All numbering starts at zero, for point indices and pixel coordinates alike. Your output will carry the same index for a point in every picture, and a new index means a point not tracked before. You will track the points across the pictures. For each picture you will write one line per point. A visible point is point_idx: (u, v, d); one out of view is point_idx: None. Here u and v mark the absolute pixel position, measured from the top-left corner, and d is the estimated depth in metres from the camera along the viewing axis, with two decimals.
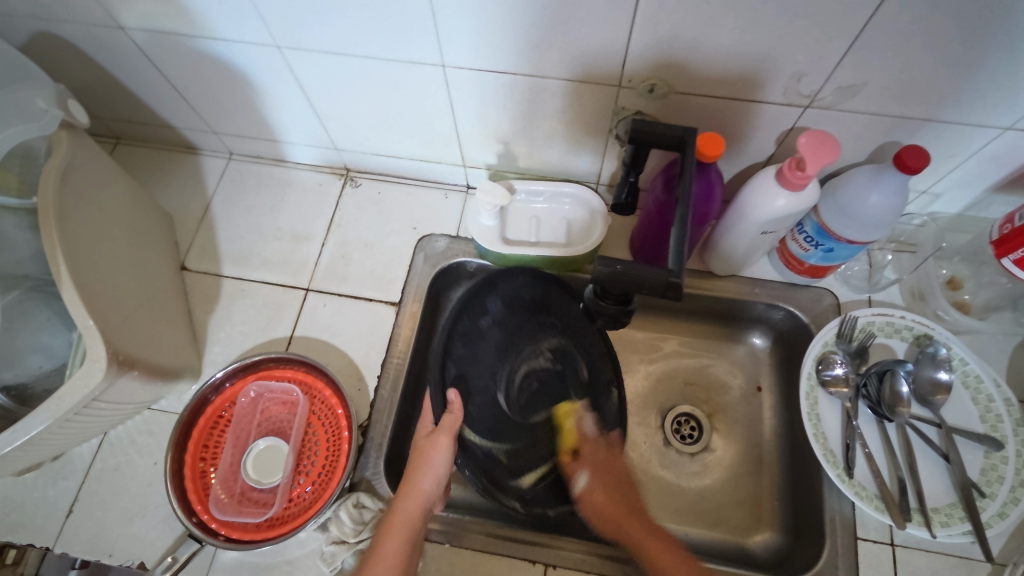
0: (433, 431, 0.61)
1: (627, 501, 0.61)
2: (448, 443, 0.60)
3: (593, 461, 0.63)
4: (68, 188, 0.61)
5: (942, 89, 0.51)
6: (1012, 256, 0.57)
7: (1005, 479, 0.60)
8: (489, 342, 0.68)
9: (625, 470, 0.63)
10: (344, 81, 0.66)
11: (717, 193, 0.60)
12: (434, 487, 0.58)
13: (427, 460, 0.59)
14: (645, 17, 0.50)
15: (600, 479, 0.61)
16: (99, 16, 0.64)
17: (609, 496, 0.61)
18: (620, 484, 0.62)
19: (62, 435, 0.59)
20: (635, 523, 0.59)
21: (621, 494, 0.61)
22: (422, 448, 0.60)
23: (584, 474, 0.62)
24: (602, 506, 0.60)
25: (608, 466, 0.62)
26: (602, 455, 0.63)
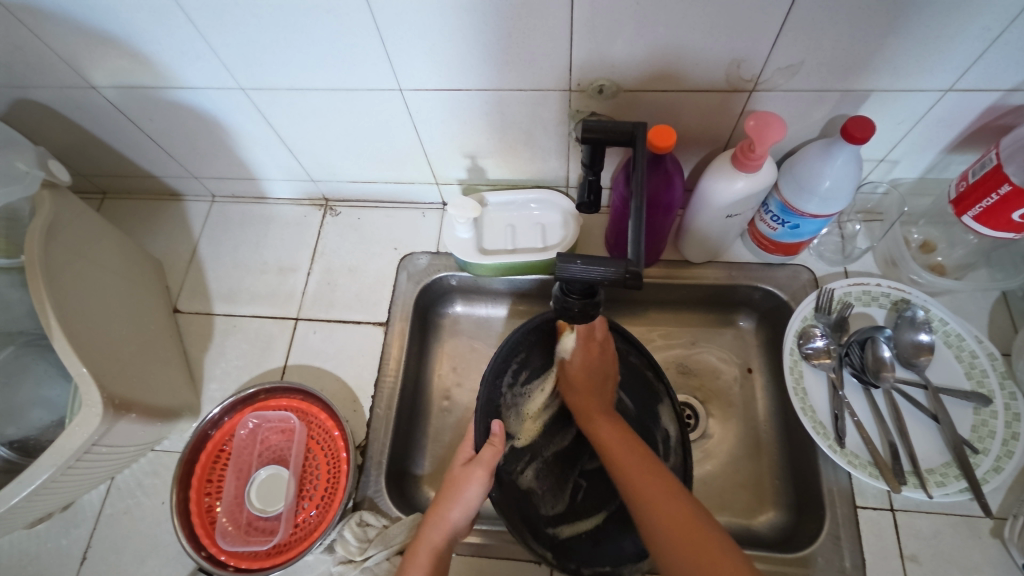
0: (469, 462, 0.61)
1: (599, 390, 0.64)
2: (482, 479, 0.59)
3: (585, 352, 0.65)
4: (55, 243, 0.64)
5: (877, 60, 0.53)
6: (971, 213, 0.59)
7: (996, 433, 0.60)
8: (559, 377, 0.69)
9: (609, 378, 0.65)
10: (310, 115, 0.69)
11: (677, 181, 0.62)
12: (462, 518, 0.58)
13: (464, 490, 0.59)
14: (582, 23, 0.52)
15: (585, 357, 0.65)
16: (70, 78, 0.67)
17: (584, 376, 0.65)
18: (599, 377, 0.64)
19: (68, 483, 0.61)
20: (594, 406, 0.63)
21: (596, 382, 0.64)
22: (458, 478, 0.60)
23: (570, 343, 0.65)
24: (580, 395, 0.64)
25: (598, 346, 0.65)
26: (591, 362, 0.65)
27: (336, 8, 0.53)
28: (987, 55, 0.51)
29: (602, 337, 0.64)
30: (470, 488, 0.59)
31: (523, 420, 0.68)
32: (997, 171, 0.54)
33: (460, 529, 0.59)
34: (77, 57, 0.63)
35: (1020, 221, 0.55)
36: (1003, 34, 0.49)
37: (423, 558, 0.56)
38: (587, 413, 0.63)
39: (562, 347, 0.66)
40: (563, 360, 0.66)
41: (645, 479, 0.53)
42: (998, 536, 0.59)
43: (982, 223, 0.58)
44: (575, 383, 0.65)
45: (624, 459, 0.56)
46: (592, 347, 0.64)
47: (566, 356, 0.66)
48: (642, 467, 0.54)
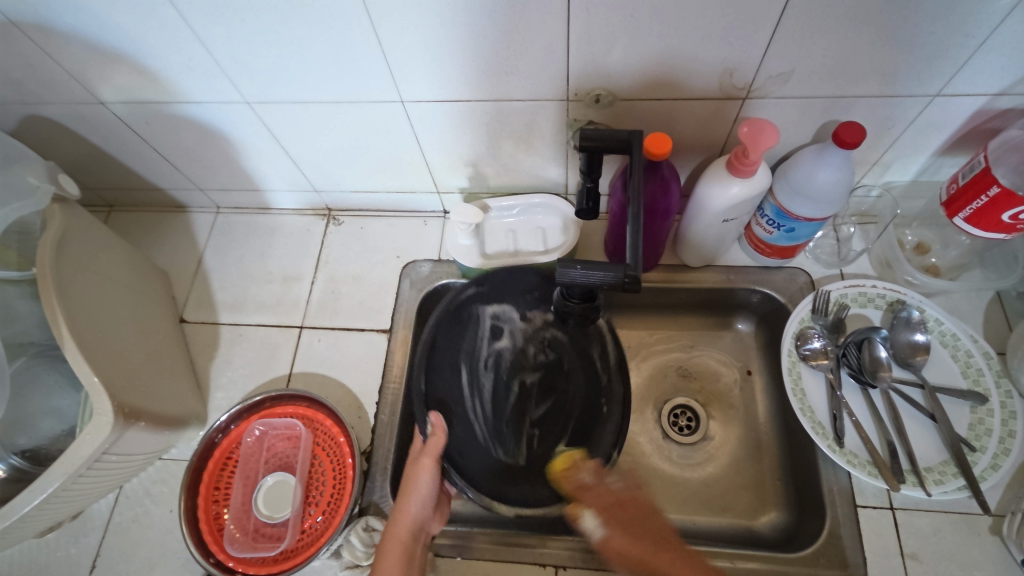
0: (418, 455, 0.63)
1: (634, 525, 0.57)
2: (430, 466, 0.61)
3: (594, 498, 0.58)
4: (67, 255, 0.65)
5: (866, 67, 0.54)
6: (962, 214, 0.60)
7: (993, 431, 0.61)
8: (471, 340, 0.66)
9: (647, 516, 0.58)
10: (314, 127, 0.71)
11: (673, 188, 0.63)
12: (420, 510, 0.60)
13: (415, 479, 0.60)
14: (578, 35, 0.54)
15: (611, 522, 0.56)
16: (79, 94, 0.68)
17: (625, 529, 0.56)
18: (630, 514, 0.57)
19: (79, 491, 0.62)
20: (645, 547, 0.54)
21: (642, 538, 0.55)
22: (410, 472, 0.62)
23: (597, 522, 0.56)
24: (633, 556, 0.54)
25: (620, 509, 0.58)
26: (607, 501, 0.58)
27: (339, 24, 0.54)
28: (973, 61, 0.53)
29: (603, 484, 0.59)
30: (419, 477, 0.60)
31: (609, 551, 0.56)
32: (986, 173, 0.56)
33: (424, 516, 0.61)
34: (87, 74, 0.65)
35: (1010, 222, 0.57)
36: (987, 41, 0.50)
37: (391, 551, 0.58)
38: (642, 564, 0.53)
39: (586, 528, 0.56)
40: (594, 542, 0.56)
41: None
42: (997, 533, 0.60)
43: (973, 224, 0.59)
44: (615, 553, 0.55)
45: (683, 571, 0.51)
46: (601, 495, 0.58)
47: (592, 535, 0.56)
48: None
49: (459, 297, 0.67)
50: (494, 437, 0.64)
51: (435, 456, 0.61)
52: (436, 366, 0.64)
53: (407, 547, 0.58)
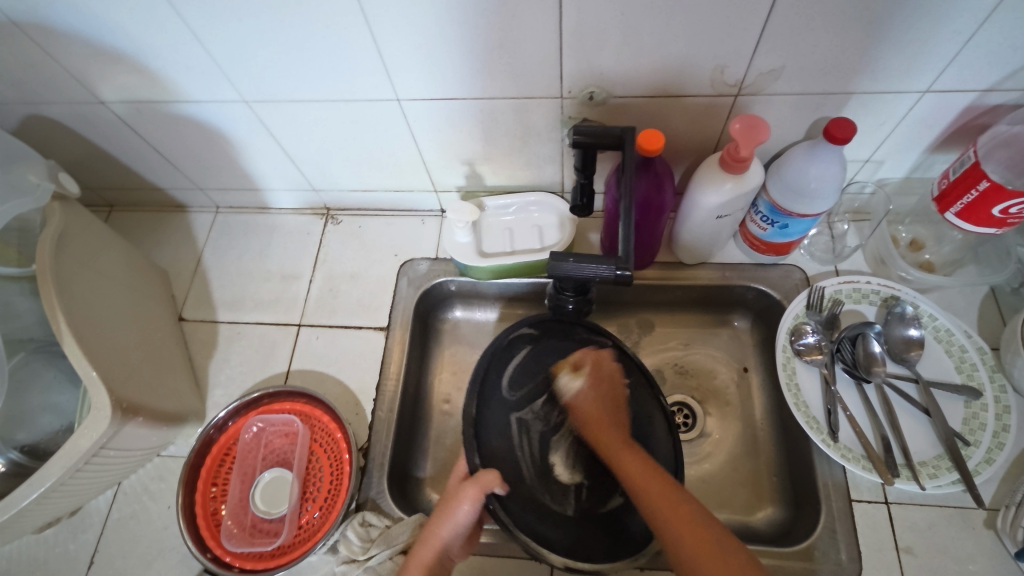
0: (462, 482, 0.60)
1: (616, 419, 0.62)
2: (475, 497, 0.58)
3: (597, 373, 0.65)
4: (66, 252, 0.66)
5: (855, 64, 0.55)
6: (953, 209, 0.60)
7: (986, 426, 0.61)
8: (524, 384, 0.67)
9: (619, 396, 0.64)
10: (312, 126, 0.71)
11: (667, 184, 0.64)
12: (453, 536, 0.58)
13: (454, 509, 0.58)
14: (570, 33, 0.54)
15: (593, 386, 0.65)
16: (80, 93, 0.69)
17: (597, 408, 0.63)
18: (612, 407, 0.63)
19: (77, 487, 0.63)
20: (612, 435, 0.60)
21: (608, 413, 0.62)
22: (450, 497, 0.59)
23: (574, 384, 0.65)
24: (597, 434, 0.61)
25: (608, 386, 0.65)
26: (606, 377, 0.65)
27: (335, 23, 0.55)
28: (960, 56, 0.53)
29: (610, 370, 0.65)
30: (461, 509, 0.58)
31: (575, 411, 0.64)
32: (976, 168, 0.56)
33: (456, 542, 0.59)
34: (87, 73, 0.66)
35: (1000, 217, 0.57)
36: (974, 36, 0.51)
37: (416, 569, 0.57)
38: (599, 441, 0.61)
39: (563, 384, 0.66)
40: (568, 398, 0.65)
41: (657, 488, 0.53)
42: (991, 527, 0.60)
43: (965, 219, 0.60)
44: (586, 421, 0.63)
45: (631, 464, 0.57)
46: (597, 380, 0.65)
47: (569, 394, 0.65)
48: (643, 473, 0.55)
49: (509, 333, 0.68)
50: (542, 482, 0.62)
51: (481, 492, 0.58)
52: (491, 397, 0.65)
53: (434, 570, 0.57)
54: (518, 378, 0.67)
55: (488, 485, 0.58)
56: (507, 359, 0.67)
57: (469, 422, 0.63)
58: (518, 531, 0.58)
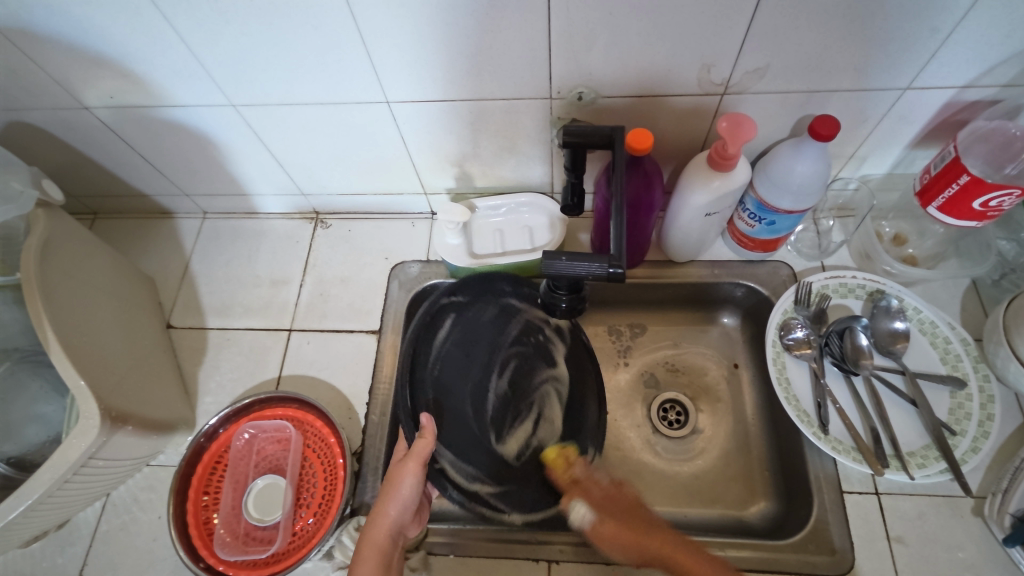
0: (402, 457, 0.60)
1: (626, 519, 0.59)
2: (417, 471, 0.58)
3: (599, 497, 0.62)
4: (52, 260, 0.65)
5: (838, 62, 0.56)
6: (934, 203, 0.62)
7: (972, 415, 0.62)
8: (453, 344, 0.69)
9: (629, 500, 0.62)
10: (300, 128, 0.71)
11: (656, 183, 0.65)
12: (400, 513, 0.57)
13: (398, 486, 0.57)
14: (559, 34, 0.55)
15: (597, 507, 0.60)
16: (63, 99, 0.68)
17: (614, 526, 0.59)
18: (626, 505, 0.61)
19: (65, 498, 0.61)
20: (614, 528, 0.59)
21: (627, 520, 0.59)
22: (393, 475, 0.59)
23: (585, 513, 0.60)
24: (626, 543, 0.57)
25: (609, 501, 0.61)
26: (601, 497, 0.62)
27: (325, 25, 0.55)
28: (940, 54, 0.54)
29: (597, 484, 0.64)
30: (403, 483, 0.57)
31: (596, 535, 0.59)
32: (956, 163, 0.58)
33: (405, 519, 0.58)
34: (71, 79, 0.65)
35: (980, 210, 0.58)
36: (952, 34, 0.52)
37: (370, 557, 0.54)
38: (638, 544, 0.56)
39: (575, 519, 0.61)
40: (585, 530, 0.60)
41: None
42: (979, 514, 0.61)
43: (946, 213, 0.61)
44: (609, 545, 0.58)
45: (694, 563, 0.52)
46: (600, 493, 0.62)
47: (582, 521, 0.61)
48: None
49: (436, 304, 0.70)
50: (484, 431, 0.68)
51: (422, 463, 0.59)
52: (428, 377, 0.67)
53: (385, 556, 0.54)
54: (451, 341, 0.69)
55: (427, 453, 0.59)
56: (437, 336, 0.69)
57: (406, 407, 0.64)
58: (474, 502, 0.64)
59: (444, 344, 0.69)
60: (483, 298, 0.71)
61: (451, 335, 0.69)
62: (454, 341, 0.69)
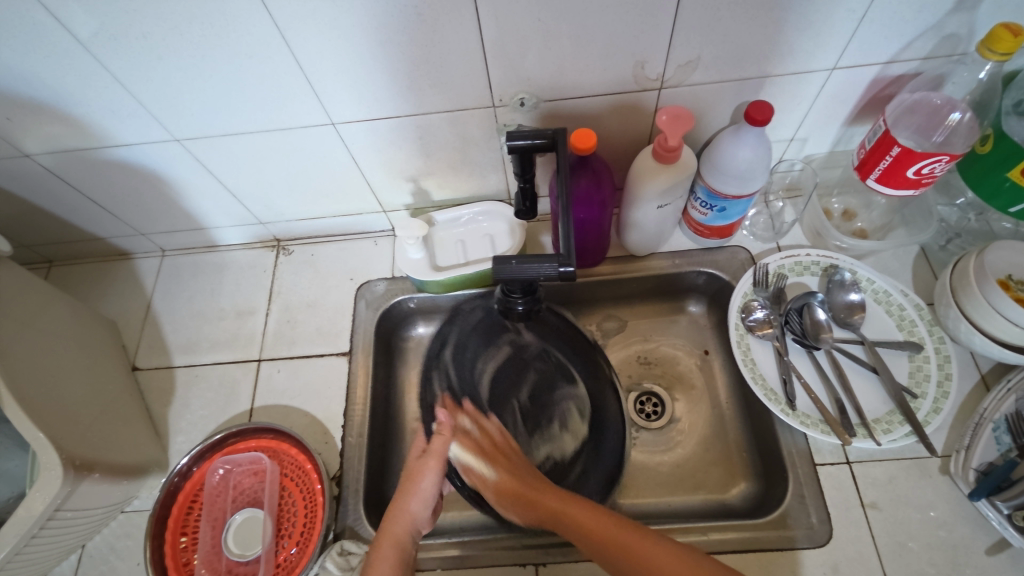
0: (423, 453, 0.61)
1: (524, 470, 0.60)
2: (437, 468, 0.60)
3: (488, 450, 0.62)
4: (1, 312, 0.63)
5: (765, 49, 0.58)
6: (873, 175, 0.64)
7: (931, 376, 0.64)
8: (476, 348, 0.73)
9: (522, 458, 0.62)
10: (247, 157, 0.71)
11: (606, 180, 0.66)
12: (422, 511, 0.57)
13: (417, 481, 0.59)
14: (492, 43, 0.56)
15: (495, 466, 0.60)
16: (3, 149, 0.67)
17: (497, 467, 0.60)
18: (512, 459, 0.61)
19: (35, 554, 0.60)
20: (524, 486, 0.57)
21: (523, 480, 0.58)
22: (413, 470, 0.60)
23: (472, 457, 0.61)
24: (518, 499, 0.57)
25: (502, 456, 0.61)
26: (489, 446, 0.62)
27: (257, 52, 0.55)
28: (859, 33, 0.57)
29: (483, 432, 0.64)
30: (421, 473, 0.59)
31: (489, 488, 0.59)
32: (887, 135, 0.60)
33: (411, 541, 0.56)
34: (9, 128, 0.64)
35: (915, 178, 0.60)
36: (867, 14, 0.54)
37: (388, 551, 0.53)
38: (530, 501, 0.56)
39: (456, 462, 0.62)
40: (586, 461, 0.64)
41: (617, 530, 0.49)
42: (946, 472, 0.63)
43: (885, 183, 0.63)
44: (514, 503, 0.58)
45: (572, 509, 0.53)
46: (487, 443, 0.62)
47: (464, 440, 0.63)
48: (644, 544, 0.46)
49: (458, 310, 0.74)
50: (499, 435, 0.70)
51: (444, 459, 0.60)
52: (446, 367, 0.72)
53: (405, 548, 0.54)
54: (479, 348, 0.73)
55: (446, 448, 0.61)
56: (466, 338, 0.73)
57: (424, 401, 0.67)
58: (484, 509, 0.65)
59: (487, 358, 0.72)
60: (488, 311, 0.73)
61: (470, 341, 0.73)
62: (486, 356, 0.72)
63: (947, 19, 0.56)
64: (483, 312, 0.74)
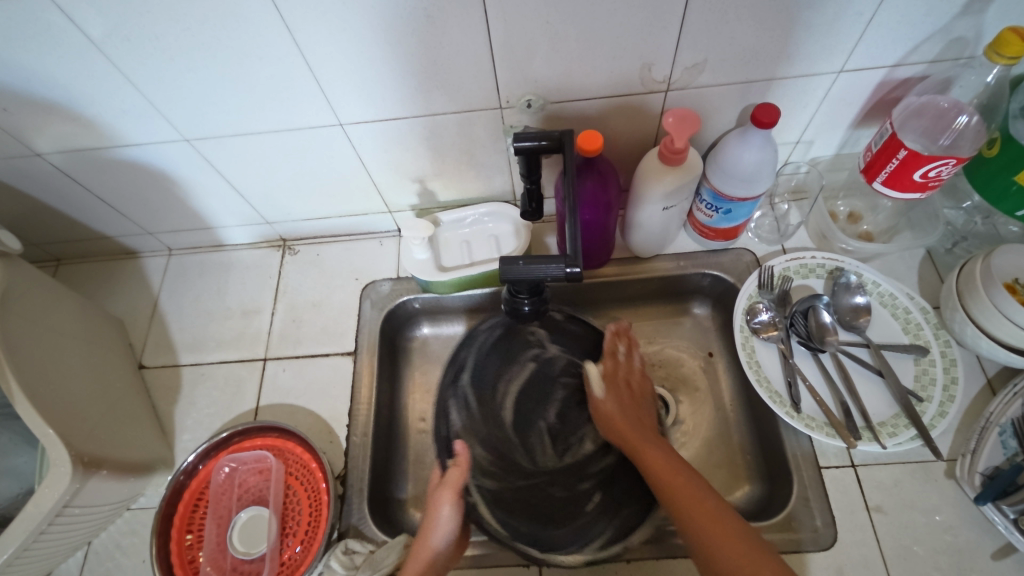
0: (440, 485, 0.64)
1: (635, 424, 0.64)
2: (453, 499, 0.62)
3: (621, 378, 0.69)
4: (10, 311, 0.63)
5: (771, 52, 0.58)
6: (879, 178, 0.64)
7: (936, 380, 0.64)
8: (492, 367, 0.73)
9: (647, 409, 0.67)
10: (255, 157, 0.71)
11: (612, 182, 0.66)
12: (442, 541, 0.59)
13: (436, 515, 0.61)
14: (500, 45, 0.56)
15: (614, 393, 0.68)
16: (14, 148, 0.68)
17: (629, 396, 0.68)
18: (632, 417, 0.65)
19: (42, 550, 0.60)
20: (632, 433, 0.63)
21: (631, 419, 0.65)
22: (432, 502, 0.63)
23: (602, 381, 0.69)
24: (614, 425, 0.65)
25: (628, 391, 0.68)
26: (629, 376, 0.70)
27: (267, 52, 0.56)
28: (866, 36, 0.57)
29: (626, 360, 0.71)
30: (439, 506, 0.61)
31: (597, 413, 0.68)
32: (894, 138, 0.60)
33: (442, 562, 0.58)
34: (20, 127, 0.64)
35: (921, 181, 0.60)
36: (875, 17, 0.54)
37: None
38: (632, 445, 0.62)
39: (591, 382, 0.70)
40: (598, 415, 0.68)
41: (693, 492, 0.54)
42: (951, 476, 0.62)
43: (891, 186, 0.63)
44: (614, 431, 0.65)
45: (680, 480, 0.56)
46: (621, 372, 0.70)
47: (597, 399, 0.68)
48: (721, 528, 0.50)
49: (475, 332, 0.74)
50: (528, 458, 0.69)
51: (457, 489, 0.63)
52: (465, 393, 0.72)
53: None
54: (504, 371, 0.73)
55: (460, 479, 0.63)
56: (484, 359, 0.73)
57: (440, 439, 0.69)
58: (514, 540, 0.63)
59: (511, 375, 0.73)
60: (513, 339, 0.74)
61: (490, 362, 0.73)
62: (508, 375, 0.73)
63: (955, 23, 0.56)
64: (504, 331, 0.74)
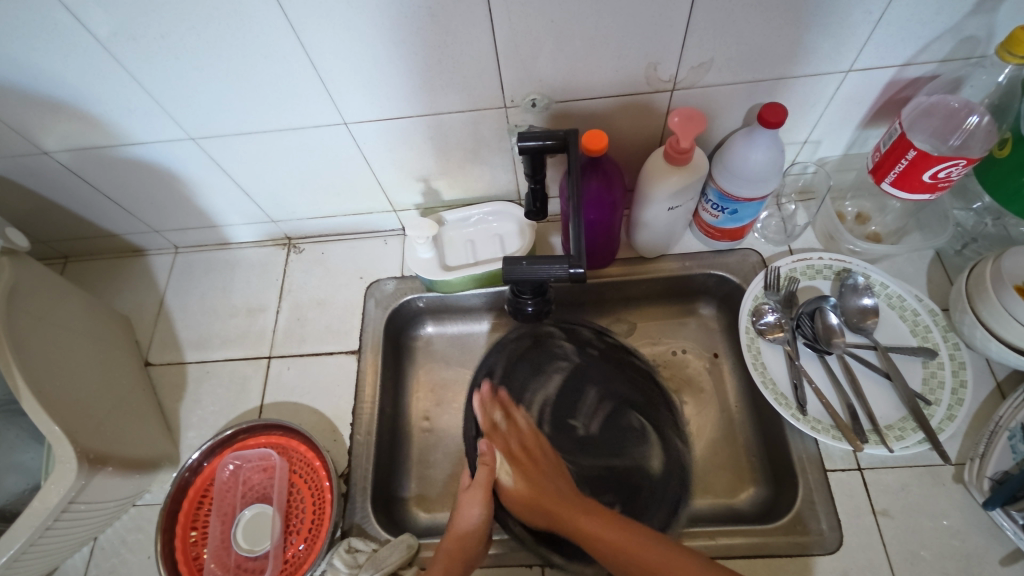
0: (470, 486, 0.65)
1: (545, 474, 0.66)
2: (482, 500, 0.63)
3: (514, 459, 0.67)
4: (18, 308, 0.64)
5: (778, 52, 0.58)
6: (888, 179, 0.63)
7: (945, 383, 0.64)
8: (523, 376, 0.79)
9: (547, 462, 0.67)
10: (261, 156, 0.71)
11: (616, 182, 0.66)
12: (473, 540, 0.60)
13: (464, 511, 0.62)
14: (505, 44, 0.56)
15: (525, 477, 0.65)
16: (21, 146, 0.68)
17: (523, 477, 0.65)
18: (540, 465, 0.66)
19: (48, 546, 0.61)
20: (560, 505, 0.62)
21: (543, 486, 0.64)
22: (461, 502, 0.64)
23: (507, 471, 0.66)
24: (535, 505, 0.63)
25: (531, 463, 0.67)
26: (515, 447, 0.68)
27: (273, 52, 0.56)
28: (875, 35, 0.56)
29: (515, 435, 0.69)
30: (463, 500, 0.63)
31: (512, 498, 0.64)
32: (903, 138, 0.59)
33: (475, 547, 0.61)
34: (27, 124, 0.65)
35: (931, 182, 0.60)
36: (885, 15, 0.54)
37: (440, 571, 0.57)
38: (566, 515, 0.61)
39: (501, 476, 0.66)
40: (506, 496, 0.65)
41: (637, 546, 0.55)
42: (959, 481, 0.62)
43: (900, 187, 0.62)
44: (529, 509, 0.63)
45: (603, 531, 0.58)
46: (514, 447, 0.68)
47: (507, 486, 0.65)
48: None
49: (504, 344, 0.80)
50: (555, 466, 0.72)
51: (488, 492, 0.64)
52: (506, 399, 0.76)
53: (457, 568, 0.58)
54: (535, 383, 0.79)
55: (490, 479, 0.64)
56: (515, 366, 0.79)
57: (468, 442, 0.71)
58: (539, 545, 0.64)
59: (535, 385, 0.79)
60: (541, 351, 0.80)
61: (518, 371, 0.79)
62: (537, 386, 0.78)
63: (966, 21, 0.55)
64: (533, 342, 0.81)
